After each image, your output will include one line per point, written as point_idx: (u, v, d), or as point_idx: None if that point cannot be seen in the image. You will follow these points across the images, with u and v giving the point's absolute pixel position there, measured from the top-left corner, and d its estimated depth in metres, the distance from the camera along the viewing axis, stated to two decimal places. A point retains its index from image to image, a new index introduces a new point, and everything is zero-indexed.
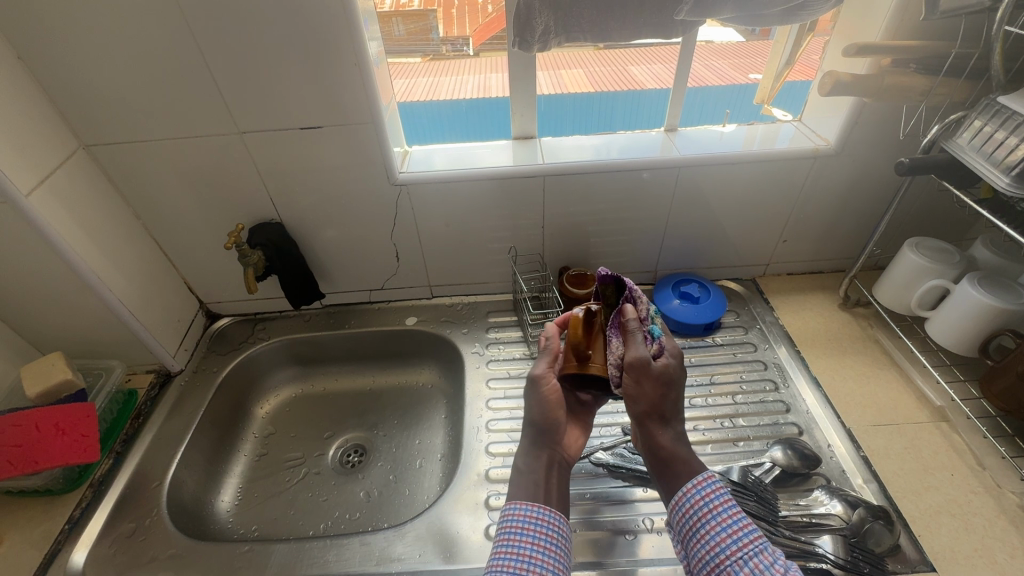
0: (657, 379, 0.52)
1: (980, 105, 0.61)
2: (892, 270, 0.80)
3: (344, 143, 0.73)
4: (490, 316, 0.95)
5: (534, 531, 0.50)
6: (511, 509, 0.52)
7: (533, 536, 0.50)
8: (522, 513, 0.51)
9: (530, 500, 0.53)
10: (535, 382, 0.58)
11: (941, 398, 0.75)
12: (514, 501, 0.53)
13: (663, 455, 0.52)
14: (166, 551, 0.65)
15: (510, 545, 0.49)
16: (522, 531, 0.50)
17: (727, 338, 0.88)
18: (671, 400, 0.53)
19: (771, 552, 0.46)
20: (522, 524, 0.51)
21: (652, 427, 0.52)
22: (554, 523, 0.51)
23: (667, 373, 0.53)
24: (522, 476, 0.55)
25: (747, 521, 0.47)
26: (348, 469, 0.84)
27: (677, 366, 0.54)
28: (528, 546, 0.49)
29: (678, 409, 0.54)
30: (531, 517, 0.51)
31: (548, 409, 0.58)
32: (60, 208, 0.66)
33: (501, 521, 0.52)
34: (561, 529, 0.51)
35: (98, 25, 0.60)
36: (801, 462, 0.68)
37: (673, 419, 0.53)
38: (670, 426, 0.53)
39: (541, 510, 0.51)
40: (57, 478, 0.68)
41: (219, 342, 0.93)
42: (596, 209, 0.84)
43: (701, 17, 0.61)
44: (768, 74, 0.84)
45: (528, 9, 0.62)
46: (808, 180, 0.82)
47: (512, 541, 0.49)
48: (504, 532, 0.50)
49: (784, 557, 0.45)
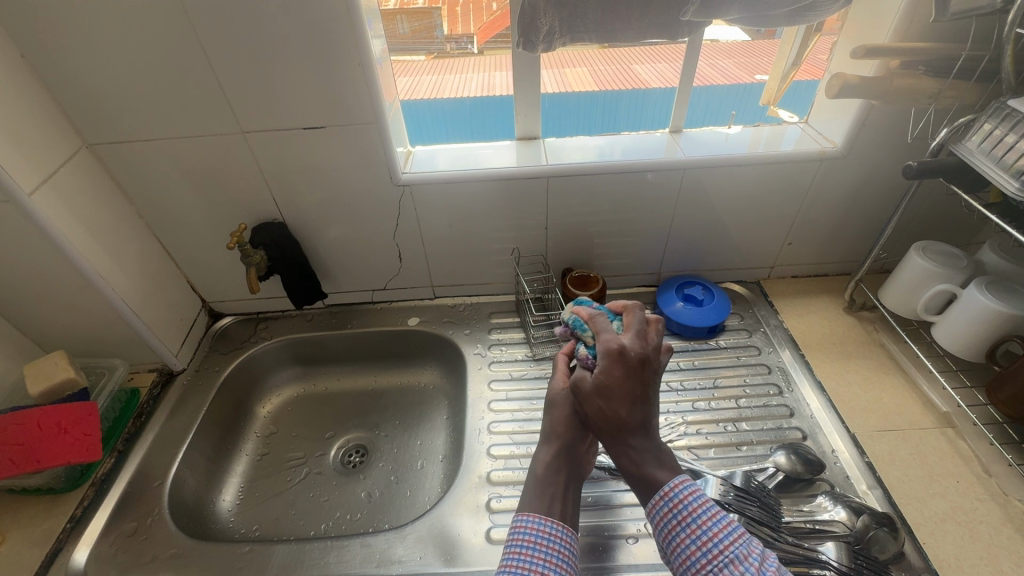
0: (593, 395, 0.47)
1: (990, 108, 0.61)
2: (899, 275, 0.80)
3: (348, 143, 0.73)
4: (493, 317, 0.95)
5: (547, 547, 0.49)
6: (522, 521, 0.50)
7: (546, 552, 0.48)
8: (534, 526, 0.50)
9: (545, 514, 0.51)
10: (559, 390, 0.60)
11: (947, 404, 0.74)
12: (524, 513, 0.52)
13: (632, 473, 0.47)
14: (168, 550, 0.65)
15: (521, 560, 0.47)
16: (535, 545, 0.48)
17: (731, 341, 0.88)
18: (620, 414, 0.46)
19: (744, 559, 0.41)
20: (534, 538, 0.49)
21: (610, 446, 0.48)
22: (565, 539, 0.50)
23: (602, 386, 0.47)
24: (539, 486, 0.54)
25: (718, 530, 0.43)
26: (349, 470, 0.83)
27: (615, 369, 0.47)
28: (541, 561, 0.48)
29: (637, 418, 0.46)
30: (544, 532, 0.49)
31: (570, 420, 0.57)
32: (63, 207, 0.66)
33: (510, 535, 0.50)
34: (572, 543, 0.50)
35: (102, 24, 0.60)
36: (806, 467, 0.67)
37: (635, 431, 0.46)
38: (631, 442, 0.47)
39: (553, 524, 0.50)
40: (58, 477, 0.68)
41: (222, 341, 0.93)
42: (599, 210, 0.84)
43: (707, 18, 0.60)
44: (776, 75, 0.83)
45: (533, 10, 0.62)
46: (815, 182, 0.81)
47: (523, 556, 0.47)
48: (513, 546, 0.49)
49: (758, 565, 0.41)
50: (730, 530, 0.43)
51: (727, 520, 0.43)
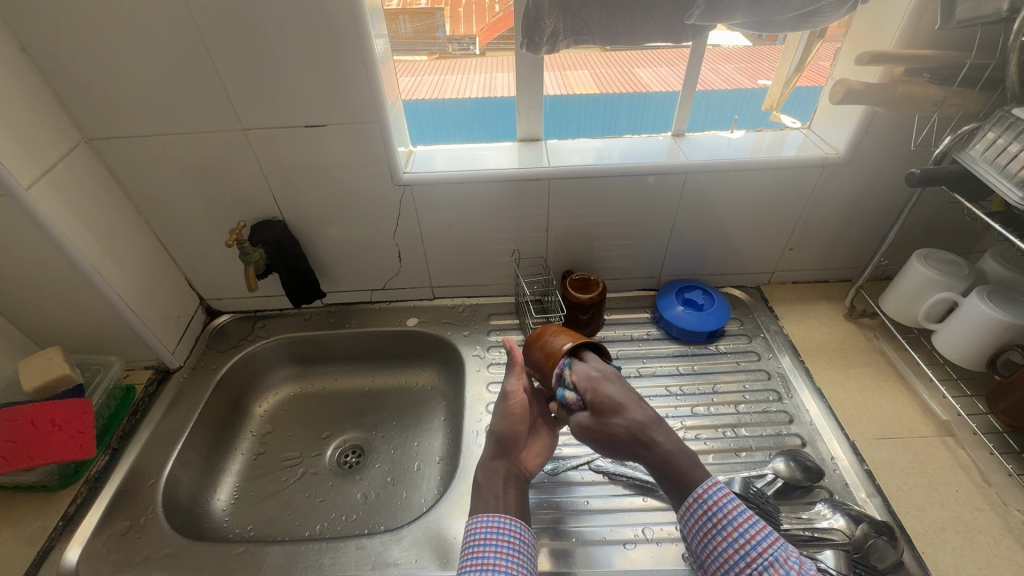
0: (606, 418, 0.54)
1: (994, 116, 0.60)
2: (900, 281, 0.79)
3: (350, 142, 0.73)
4: (492, 318, 0.94)
5: (496, 540, 0.54)
6: (472, 523, 0.56)
7: (495, 545, 0.53)
8: (482, 524, 0.55)
9: (491, 511, 0.57)
10: (506, 396, 0.64)
11: (947, 413, 0.74)
12: (477, 514, 0.57)
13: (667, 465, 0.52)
14: (161, 550, 0.65)
15: (474, 556, 0.52)
16: (486, 541, 0.53)
17: (730, 346, 0.87)
18: (635, 416, 0.53)
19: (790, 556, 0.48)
20: (484, 535, 0.54)
21: (639, 446, 0.53)
22: (516, 530, 0.55)
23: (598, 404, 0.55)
24: (484, 489, 0.60)
25: (753, 531, 0.49)
26: (346, 470, 0.83)
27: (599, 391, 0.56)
28: (492, 554, 0.52)
29: (643, 420, 0.53)
30: (492, 527, 0.55)
31: (510, 427, 0.64)
32: (61, 202, 0.65)
33: (465, 536, 0.56)
34: (521, 534, 0.55)
35: (103, 17, 0.60)
36: (804, 475, 0.67)
37: (649, 432, 0.52)
38: (653, 442, 0.52)
39: (498, 519, 0.55)
40: (52, 474, 0.67)
41: (219, 339, 0.92)
42: (601, 212, 0.83)
43: (712, 22, 0.60)
44: (778, 80, 0.82)
45: (538, 10, 0.61)
46: (817, 188, 0.81)
47: (475, 553, 0.53)
48: (469, 545, 0.54)
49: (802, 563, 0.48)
50: (766, 533, 0.49)
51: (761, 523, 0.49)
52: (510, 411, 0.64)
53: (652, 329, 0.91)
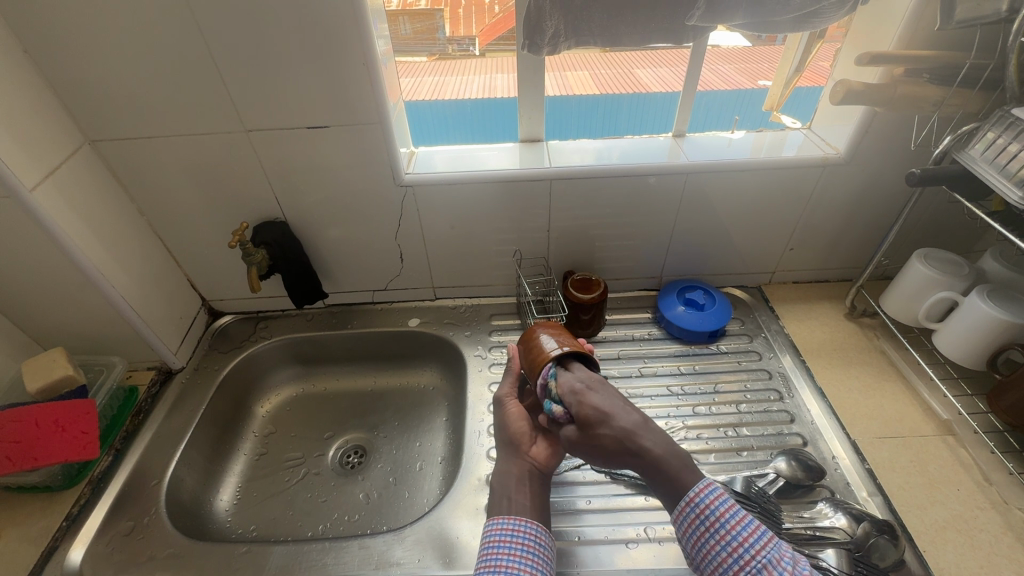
0: (592, 430, 0.56)
1: (994, 116, 0.61)
2: (900, 281, 0.80)
3: (352, 143, 0.73)
4: (493, 318, 0.95)
5: (511, 542, 0.54)
6: (489, 525, 0.57)
7: (510, 547, 0.54)
8: (498, 527, 0.56)
9: (507, 514, 0.57)
10: (501, 401, 0.68)
11: (948, 412, 0.74)
12: (493, 516, 0.58)
13: (662, 473, 0.53)
14: (164, 550, 0.65)
15: (489, 558, 0.54)
16: (501, 543, 0.54)
17: (731, 346, 0.87)
18: (622, 425, 0.55)
19: (776, 565, 0.48)
20: (500, 537, 0.55)
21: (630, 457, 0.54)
22: (531, 532, 0.55)
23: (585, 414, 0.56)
24: (495, 492, 0.60)
25: (746, 534, 0.49)
26: (348, 470, 0.83)
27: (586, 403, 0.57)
28: (505, 556, 0.53)
29: (630, 429, 0.54)
30: (508, 530, 0.55)
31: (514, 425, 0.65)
32: (64, 203, 0.66)
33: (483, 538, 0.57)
34: (537, 536, 0.55)
35: (106, 19, 0.60)
36: (806, 474, 0.67)
37: (637, 439, 0.54)
38: (642, 449, 0.53)
39: (514, 521, 0.56)
40: (55, 475, 0.68)
41: (221, 340, 0.92)
42: (601, 212, 0.84)
43: (713, 22, 0.60)
44: (779, 81, 0.82)
45: (539, 11, 0.61)
46: (816, 189, 0.81)
47: (490, 555, 0.54)
48: (485, 547, 0.55)
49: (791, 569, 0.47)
50: (759, 535, 0.49)
51: (746, 533, 0.49)
52: (510, 412, 0.66)
53: (653, 329, 0.91)
